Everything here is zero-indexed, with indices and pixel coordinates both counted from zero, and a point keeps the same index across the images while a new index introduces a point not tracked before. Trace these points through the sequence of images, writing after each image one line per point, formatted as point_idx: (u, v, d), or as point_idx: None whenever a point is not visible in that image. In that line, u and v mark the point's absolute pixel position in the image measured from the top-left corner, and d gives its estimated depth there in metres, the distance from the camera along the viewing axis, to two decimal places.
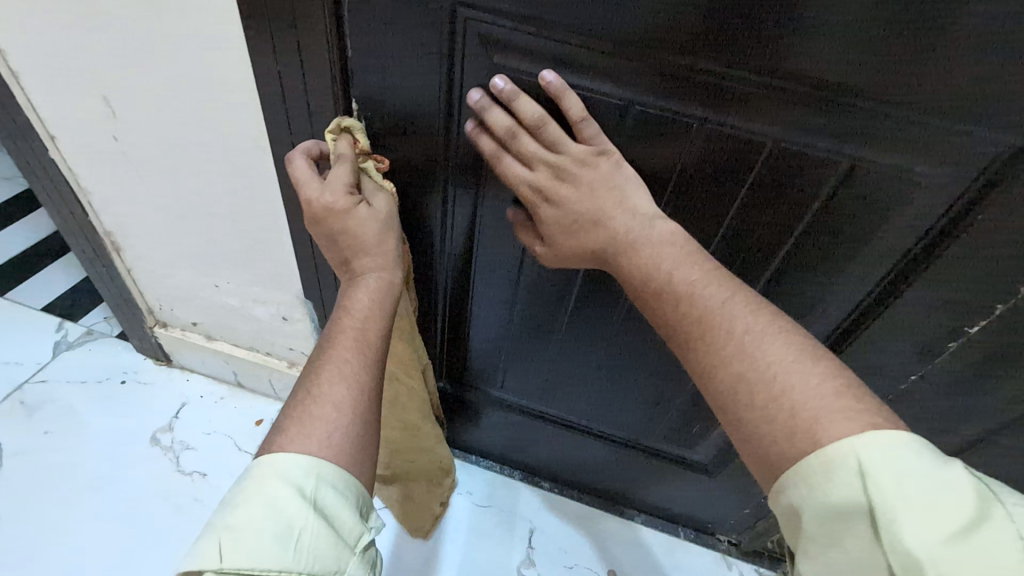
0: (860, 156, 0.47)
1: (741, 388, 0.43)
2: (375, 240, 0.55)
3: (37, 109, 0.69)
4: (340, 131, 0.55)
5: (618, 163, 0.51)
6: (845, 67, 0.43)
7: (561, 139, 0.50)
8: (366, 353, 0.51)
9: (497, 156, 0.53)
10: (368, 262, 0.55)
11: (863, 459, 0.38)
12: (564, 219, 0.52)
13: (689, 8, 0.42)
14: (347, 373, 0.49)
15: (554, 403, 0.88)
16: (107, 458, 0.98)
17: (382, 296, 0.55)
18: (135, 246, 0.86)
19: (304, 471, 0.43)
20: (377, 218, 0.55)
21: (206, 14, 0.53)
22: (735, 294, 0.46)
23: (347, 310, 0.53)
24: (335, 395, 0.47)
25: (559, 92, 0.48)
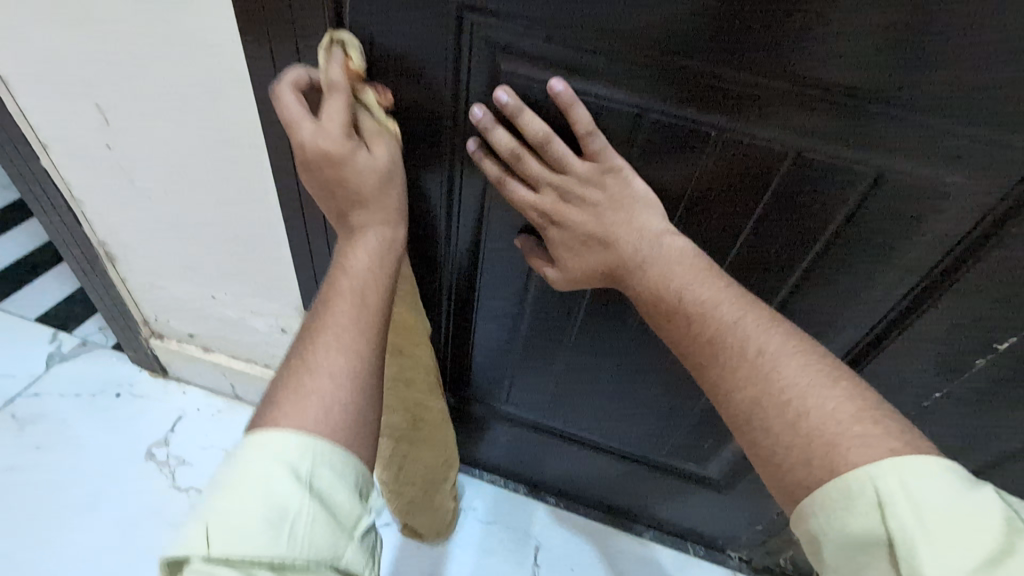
0: (887, 166, 0.45)
1: (758, 411, 0.42)
2: (378, 196, 0.49)
3: (29, 117, 0.66)
4: (331, 50, 0.47)
5: (627, 179, 0.49)
6: (874, 74, 0.40)
7: (567, 159, 0.48)
8: (365, 318, 0.47)
9: (502, 178, 0.51)
10: (366, 218, 0.50)
11: (880, 488, 0.37)
12: (572, 240, 0.52)
13: (709, 13, 0.40)
14: (344, 342, 0.45)
15: (561, 418, 0.85)
16: (100, 475, 0.95)
17: (382, 254, 0.50)
18: (130, 257, 0.84)
19: (297, 452, 0.40)
20: (382, 168, 0.48)
21: (203, 21, 0.51)
22: (748, 313, 0.45)
23: (343, 271, 0.48)
24: (330, 365, 0.43)
25: (567, 104, 0.45)
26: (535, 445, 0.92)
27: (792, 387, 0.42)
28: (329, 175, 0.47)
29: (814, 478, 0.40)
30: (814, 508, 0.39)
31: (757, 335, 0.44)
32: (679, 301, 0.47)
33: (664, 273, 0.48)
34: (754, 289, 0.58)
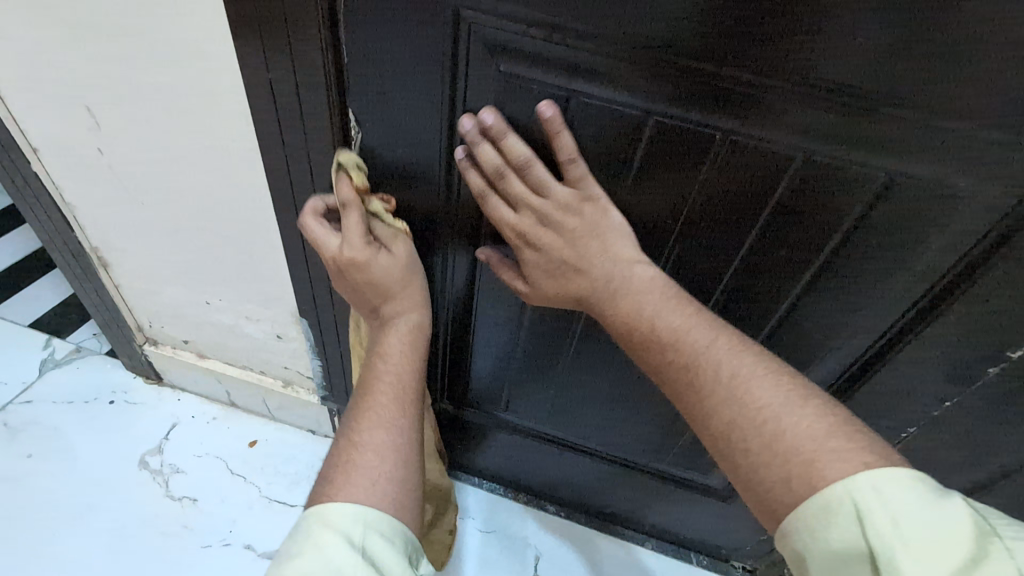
0: (898, 170, 0.44)
1: (734, 433, 0.43)
2: (400, 289, 0.59)
3: (17, 120, 0.65)
4: (338, 170, 0.54)
5: (605, 209, 0.51)
6: (885, 74, 0.39)
7: (548, 184, 0.49)
8: (403, 399, 0.56)
9: (484, 194, 0.51)
10: (398, 305, 0.60)
11: (857, 499, 0.38)
12: (546, 264, 0.53)
13: (715, 11, 0.39)
14: (386, 420, 0.54)
15: (562, 426, 0.84)
16: (92, 483, 0.94)
17: (413, 342, 0.60)
18: (122, 262, 0.82)
19: (351, 519, 0.45)
20: (399, 264, 0.58)
21: (193, 21, 0.49)
22: (720, 337, 0.47)
23: (381, 358, 0.58)
24: (376, 442, 0.52)
25: (554, 129, 0.46)
26: (534, 453, 0.91)
27: (768, 407, 0.43)
28: (357, 277, 0.57)
29: (796, 498, 0.40)
30: (795, 524, 0.40)
31: (729, 359, 0.45)
32: (652, 329, 0.49)
33: (638, 298, 0.50)
34: (756, 296, 0.57)
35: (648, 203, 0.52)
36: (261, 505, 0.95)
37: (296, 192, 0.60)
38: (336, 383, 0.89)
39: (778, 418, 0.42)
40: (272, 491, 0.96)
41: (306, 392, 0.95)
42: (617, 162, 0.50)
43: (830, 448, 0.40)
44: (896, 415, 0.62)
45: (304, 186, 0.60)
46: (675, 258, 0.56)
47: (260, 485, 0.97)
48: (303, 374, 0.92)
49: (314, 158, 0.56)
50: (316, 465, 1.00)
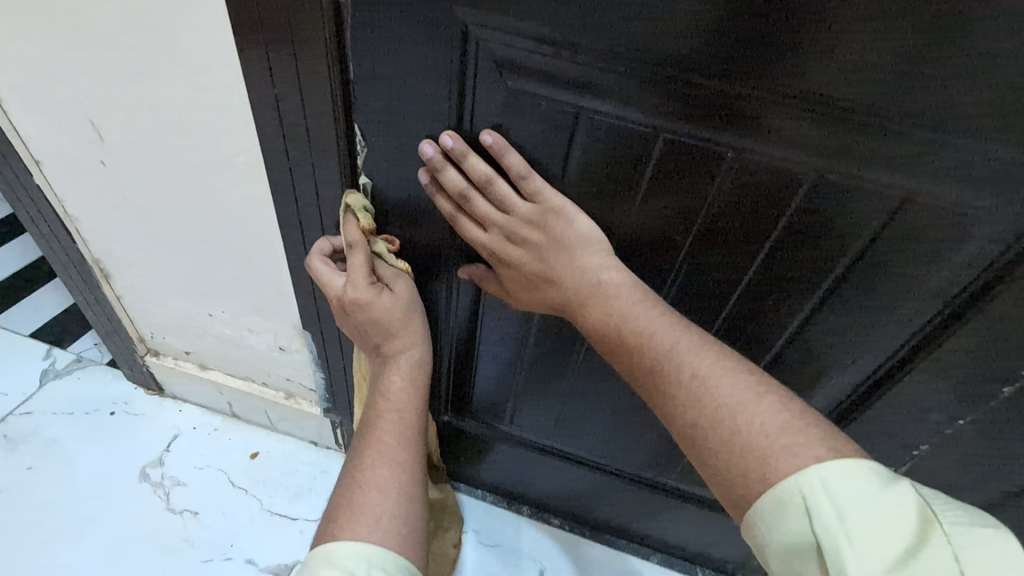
0: (913, 188, 0.43)
1: (697, 433, 0.43)
2: (401, 326, 0.60)
3: (21, 134, 0.65)
4: (345, 212, 0.57)
5: (569, 219, 0.50)
6: (899, 93, 0.39)
7: (508, 200, 0.49)
8: (404, 437, 0.59)
9: (455, 215, 0.52)
10: (397, 344, 0.61)
11: (807, 492, 0.37)
12: (520, 277, 0.54)
13: (725, 29, 0.38)
14: (388, 457, 0.56)
15: (566, 439, 0.83)
16: (92, 496, 0.93)
17: (414, 379, 0.62)
18: (125, 274, 0.82)
19: (354, 556, 0.45)
20: (402, 302, 0.59)
21: (199, 37, 0.49)
22: (684, 336, 0.46)
23: (383, 397, 0.60)
24: (379, 479, 0.54)
25: (501, 151, 0.48)
26: (538, 466, 0.90)
27: (725, 406, 0.42)
28: (360, 315, 0.58)
29: (757, 493, 0.39)
30: (754, 521, 0.39)
31: (691, 359, 0.45)
32: (620, 332, 0.48)
33: (608, 305, 0.49)
34: (766, 315, 0.56)
35: (654, 221, 0.52)
36: (262, 518, 0.94)
37: (301, 205, 0.60)
38: (339, 395, 0.88)
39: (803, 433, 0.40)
40: (273, 504, 0.95)
41: (308, 404, 0.95)
42: (626, 179, 0.49)
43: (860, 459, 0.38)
44: (909, 433, 0.62)
45: (308, 200, 0.59)
46: (682, 275, 0.55)
47: (261, 498, 0.96)
48: (305, 386, 0.91)
49: (318, 172, 0.56)
50: (317, 477, 0.99)
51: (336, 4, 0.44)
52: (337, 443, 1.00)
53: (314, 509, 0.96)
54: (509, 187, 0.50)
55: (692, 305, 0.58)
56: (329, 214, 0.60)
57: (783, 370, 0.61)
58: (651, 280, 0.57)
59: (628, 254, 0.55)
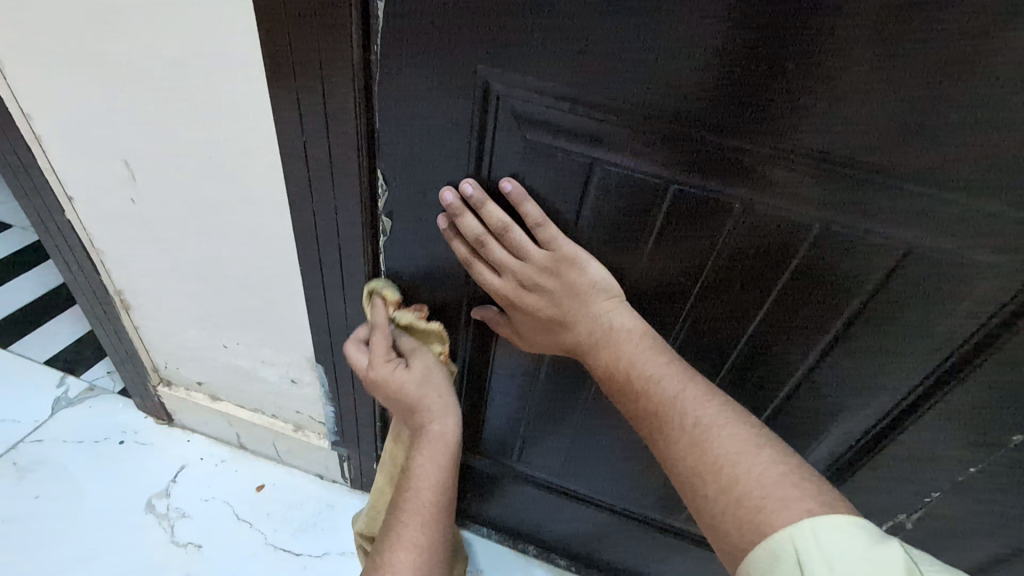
0: (915, 242, 0.45)
1: (698, 482, 0.43)
2: (422, 401, 0.65)
3: (57, 172, 0.68)
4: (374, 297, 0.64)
5: (581, 265, 0.51)
6: (897, 152, 0.41)
7: (524, 247, 0.51)
8: (425, 519, 0.64)
9: (470, 260, 0.54)
10: (424, 420, 0.65)
11: (800, 546, 0.37)
12: (534, 321, 0.55)
13: (732, 90, 0.41)
14: (410, 539, 0.62)
15: (575, 479, 0.83)
16: (95, 527, 0.92)
17: (440, 457, 0.66)
18: (144, 305, 0.84)
19: None
20: (416, 380, 0.64)
21: (233, 87, 0.52)
22: (689, 385, 0.47)
23: (410, 475, 0.65)
24: (400, 562, 0.60)
25: (518, 199, 0.50)
26: (543, 505, 0.89)
27: (724, 455, 0.43)
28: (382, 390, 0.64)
29: (749, 544, 0.39)
30: (747, 573, 0.39)
31: (694, 406, 0.46)
32: (628, 378, 0.49)
33: (618, 349, 0.51)
34: (774, 359, 0.57)
35: (663, 267, 0.53)
36: (265, 552, 0.93)
37: (321, 244, 0.62)
38: (348, 429, 0.89)
39: (799, 485, 0.40)
40: (277, 538, 0.95)
41: (316, 437, 0.95)
42: (637, 226, 0.51)
43: (850, 513, 0.39)
44: (919, 480, 0.62)
45: (328, 238, 0.61)
46: (691, 319, 0.57)
47: (264, 532, 0.95)
48: (314, 418, 0.92)
49: (339, 213, 0.58)
50: (321, 512, 0.98)
51: (367, 60, 0.47)
52: (343, 477, 1.00)
53: (317, 544, 0.95)
54: (524, 234, 0.51)
55: (701, 349, 0.59)
56: (348, 253, 0.62)
57: (793, 414, 0.61)
58: (660, 323, 0.58)
59: (639, 300, 0.57)
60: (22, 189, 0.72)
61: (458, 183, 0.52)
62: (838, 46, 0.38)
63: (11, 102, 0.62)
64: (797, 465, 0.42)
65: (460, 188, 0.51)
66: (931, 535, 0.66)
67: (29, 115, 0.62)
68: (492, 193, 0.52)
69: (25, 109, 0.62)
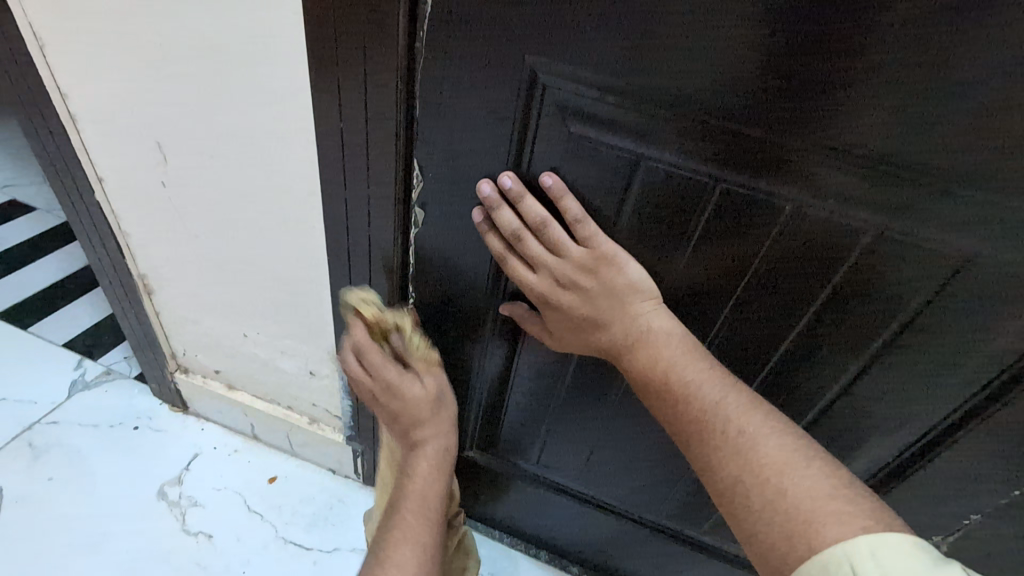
0: (975, 251, 0.43)
1: (741, 491, 0.42)
2: (431, 414, 0.68)
3: (89, 152, 0.68)
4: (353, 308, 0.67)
5: (621, 265, 0.50)
6: (962, 154, 0.39)
7: (563, 243, 0.50)
8: (425, 520, 0.64)
9: (504, 255, 0.53)
10: (424, 432, 0.68)
11: (856, 562, 0.36)
12: (568, 320, 0.54)
13: (790, 84, 0.40)
14: (411, 536, 0.60)
15: (594, 485, 0.81)
16: (109, 511, 0.92)
17: (439, 466, 0.69)
18: (167, 290, 0.83)
19: None
20: (427, 395, 0.67)
21: (272, 71, 0.52)
22: (732, 393, 0.46)
23: (409, 480, 0.67)
24: (402, 558, 0.57)
25: (559, 194, 0.49)
26: (558, 510, 0.88)
27: (771, 465, 0.42)
28: (391, 403, 0.68)
29: (797, 558, 0.38)
30: None
31: (740, 415, 0.45)
32: (666, 381, 0.48)
33: (655, 352, 0.49)
34: (812, 369, 0.55)
35: (702, 270, 0.52)
36: (276, 546, 0.92)
37: (351, 235, 0.61)
38: (364, 424, 0.88)
39: (848, 500, 0.39)
40: (288, 532, 0.94)
41: (331, 431, 0.94)
42: (678, 226, 0.50)
43: (905, 531, 0.37)
44: (958, 502, 0.59)
45: (358, 229, 0.60)
46: (728, 325, 0.55)
47: (275, 524, 0.94)
48: (330, 411, 0.91)
49: (372, 203, 0.57)
50: (333, 507, 0.97)
51: (412, 47, 0.46)
52: (356, 472, 0.99)
53: (328, 539, 0.94)
54: (563, 230, 0.50)
55: (736, 356, 0.57)
56: (378, 245, 0.61)
57: (829, 427, 0.59)
58: (695, 327, 0.57)
59: (675, 303, 0.55)
60: (53, 169, 0.72)
61: (497, 177, 0.51)
62: (907, 41, 0.36)
63: (48, 81, 0.62)
64: (845, 479, 0.41)
65: (499, 182, 0.51)
66: (964, 559, 0.64)
67: (65, 93, 0.62)
68: (531, 187, 0.52)
69: (62, 88, 0.62)
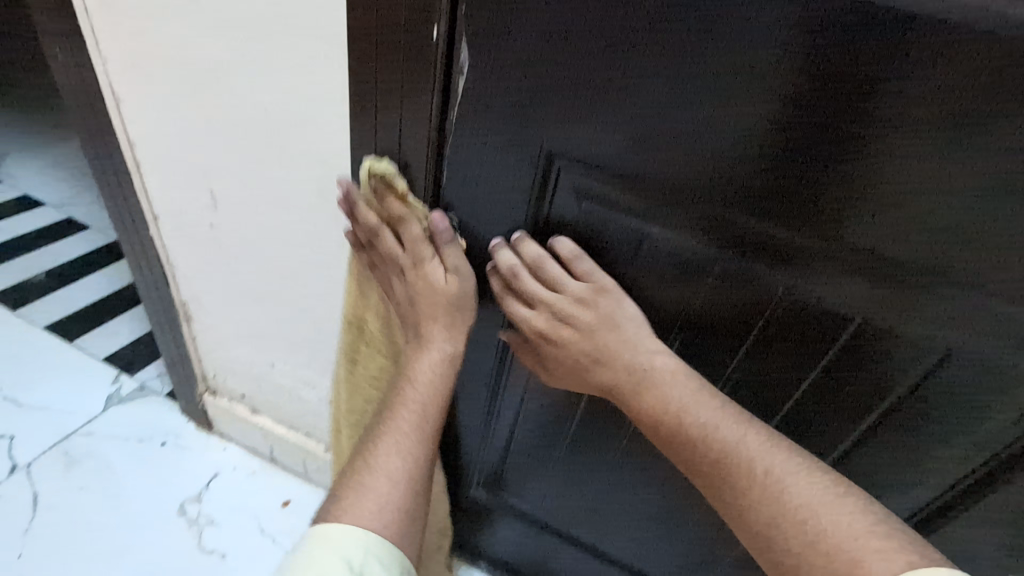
0: (957, 343, 0.46)
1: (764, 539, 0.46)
2: (449, 316, 0.57)
3: (149, 193, 0.76)
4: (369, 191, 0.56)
5: (618, 301, 0.54)
6: (942, 257, 0.43)
7: (559, 281, 0.53)
8: (417, 437, 0.59)
9: (503, 294, 0.57)
10: (437, 333, 0.58)
11: None
12: (564, 354, 0.57)
13: (781, 184, 0.44)
14: (404, 449, 0.58)
15: (593, 531, 0.83)
16: (134, 525, 0.97)
17: (445, 375, 0.59)
18: (205, 318, 0.90)
19: (355, 545, 0.51)
20: (449, 290, 0.56)
21: (319, 137, 0.58)
22: (749, 434, 0.49)
23: (408, 383, 0.59)
24: (388, 468, 0.57)
25: (564, 253, 0.53)
26: (560, 555, 0.90)
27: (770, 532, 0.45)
28: (410, 291, 0.57)
29: None
30: None
31: (761, 455, 0.48)
32: (680, 423, 0.50)
33: (661, 390, 0.52)
34: (810, 435, 0.58)
35: (701, 338, 0.56)
36: None
37: None
38: None
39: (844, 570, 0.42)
40: None
41: None
42: (680, 299, 0.54)
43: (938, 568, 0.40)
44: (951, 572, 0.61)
45: None
46: (728, 390, 0.59)
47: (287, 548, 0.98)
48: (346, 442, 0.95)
49: None
50: None
51: (441, 128, 0.51)
52: None
53: None
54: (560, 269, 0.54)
55: None
56: None
57: None
58: None
59: None
60: (117, 205, 0.80)
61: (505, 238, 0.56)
62: (887, 155, 0.40)
63: (121, 132, 0.70)
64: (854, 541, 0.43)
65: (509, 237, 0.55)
66: None
67: (135, 143, 0.70)
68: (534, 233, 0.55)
69: (133, 139, 0.70)
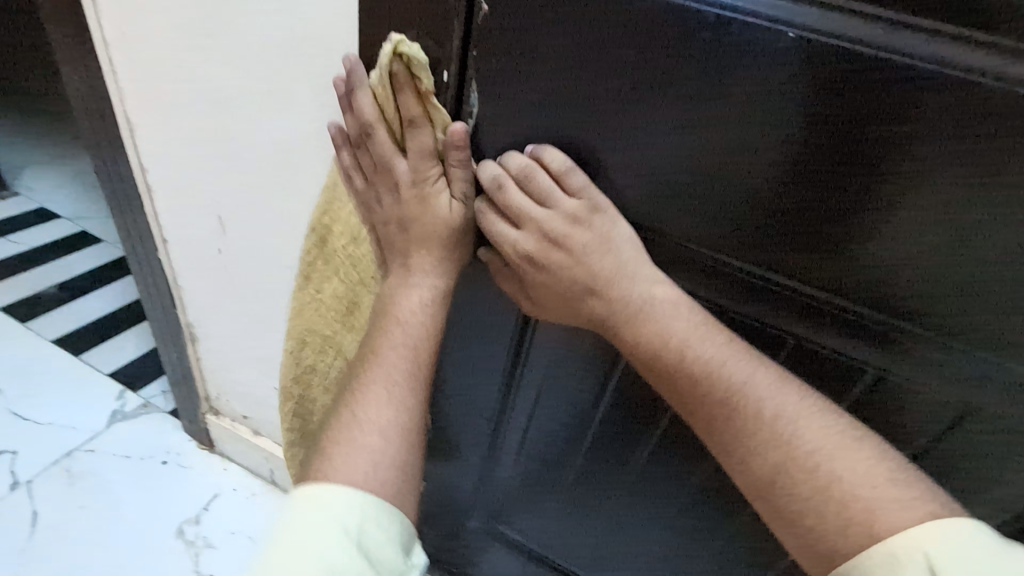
0: (975, 404, 0.46)
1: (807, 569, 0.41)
2: (440, 225, 0.50)
3: (159, 217, 0.76)
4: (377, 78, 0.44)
5: (614, 220, 0.46)
6: (957, 319, 0.42)
7: (550, 195, 0.46)
8: (406, 385, 0.52)
9: (484, 211, 0.49)
10: (425, 260, 0.52)
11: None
12: (553, 284, 0.49)
13: (794, 235, 0.43)
14: (396, 397, 0.51)
15: (595, 567, 0.82)
16: (131, 545, 0.96)
17: (436, 310, 0.53)
18: (210, 339, 0.89)
19: (350, 509, 0.46)
20: (451, 215, 0.50)
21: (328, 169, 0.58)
22: (760, 369, 0.44)
23: (395, 322, 0.52)
24: (380, 420, 0.50)
25: (559, 171, 0.45)
26: None
27: None
28: (402, 207, 0.49)
29: None
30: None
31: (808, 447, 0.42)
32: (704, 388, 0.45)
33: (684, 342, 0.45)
34: None
35: None
36: None
37: None
38: None
39: None
40: None
41: None
42: None
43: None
44: None
45: None
46: None
47: None
48: None
49: None
50: None
51: None
52: None
53: None
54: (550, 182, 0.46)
55: None
56: None
57: None
58: None
59: None
60: (127, 227, 0.81)
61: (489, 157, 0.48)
62: (902, 212, 0.39)
63: (133, 157, 0.71)
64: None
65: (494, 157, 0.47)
66: None
67: (145, 168, 0.71)
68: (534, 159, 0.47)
69: (144, 164, 0.71)
